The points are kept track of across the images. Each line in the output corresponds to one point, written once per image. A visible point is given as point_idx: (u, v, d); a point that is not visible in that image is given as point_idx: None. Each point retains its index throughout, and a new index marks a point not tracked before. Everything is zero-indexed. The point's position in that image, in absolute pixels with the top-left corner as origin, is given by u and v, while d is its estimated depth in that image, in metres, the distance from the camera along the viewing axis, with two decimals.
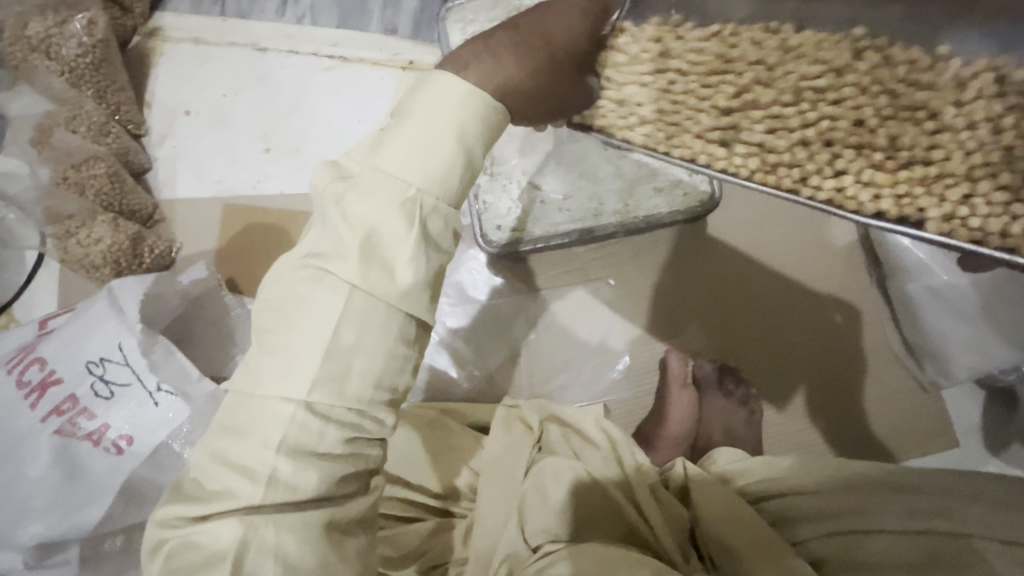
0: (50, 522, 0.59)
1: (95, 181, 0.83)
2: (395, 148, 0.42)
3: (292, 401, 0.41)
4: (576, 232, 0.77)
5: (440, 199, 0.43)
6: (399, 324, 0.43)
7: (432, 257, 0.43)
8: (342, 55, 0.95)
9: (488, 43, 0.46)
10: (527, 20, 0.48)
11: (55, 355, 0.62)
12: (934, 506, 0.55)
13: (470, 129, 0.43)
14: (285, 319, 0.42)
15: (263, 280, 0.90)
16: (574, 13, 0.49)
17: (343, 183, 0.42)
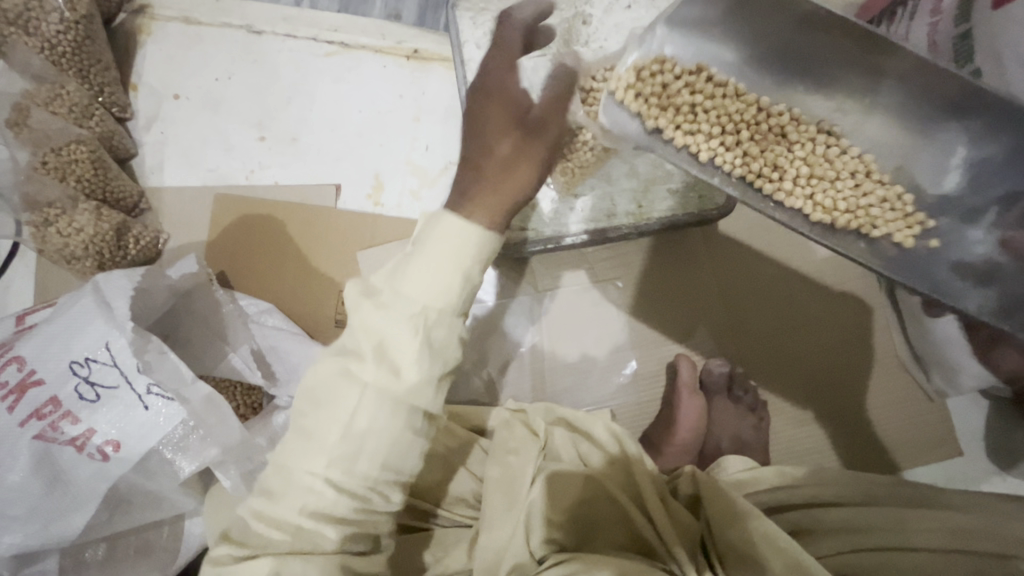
0: (30, 530, 0.56)
1: (77, 166, 0.79)
2: (411, 267, 0.43)
3: (315, 474, 0.43)
4: (586, 233, 0.75)
5: (446, 310, 0.43)
6: (405, 419, 0.43)
7: (439, 361, 0.43)
8: (343, 41, 0.91)
9: (470, 165, 0.45)
10: (481, 120, 0.45)
11: (35, 353, 0.57)
12: (970, 525, 0.53)
13: (469, 249, 0.43)
14: (317, 405, 0.43)
15: (257, 277, 0.86)
16: (511, 82, 0.47)
17: (366, 298, 0.43)
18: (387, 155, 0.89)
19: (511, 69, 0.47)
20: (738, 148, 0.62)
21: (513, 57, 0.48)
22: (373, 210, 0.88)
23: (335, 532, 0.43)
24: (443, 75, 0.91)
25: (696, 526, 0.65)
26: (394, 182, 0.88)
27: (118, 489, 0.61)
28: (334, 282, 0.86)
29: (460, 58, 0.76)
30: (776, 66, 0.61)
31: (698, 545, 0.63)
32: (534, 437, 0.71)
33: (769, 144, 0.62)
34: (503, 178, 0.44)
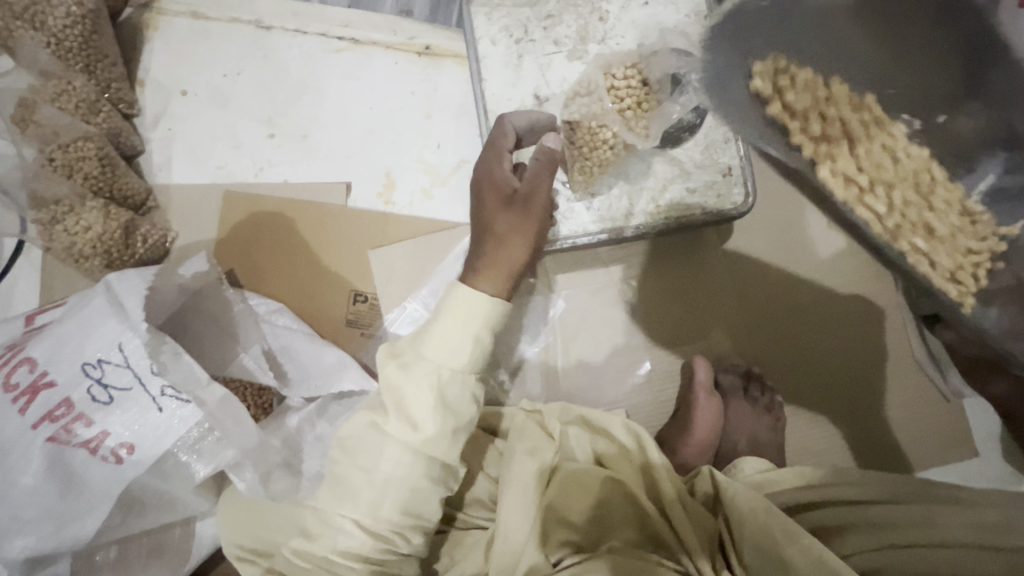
0: (43, 534, 0.56)
1: (84, 164, 0.78)
2: (432, 337, 0.56)
3: (348, 517, 0.55)
4: (603, 233, 0.74)
5: (456, 369, 0.56)
6: (424, 463, 0.56)
7: (450, 416, 0.56)
8: (353, 37, 0.89)
9: (481, 247, 0.61)
10: (480, 213, 0.62)
11: (47, 355, 0.56)
12: (1000, 518, 0.52)
13: (476, 315, 0.57)
14: (352, 454, 0.55)
15: (267, 276, 0.85)
16: (497, 178, 0.62)
17: (394, 362, 0.56)
18: (399, 153, 0.87)
19: (497, 170, 0.63)
20: (839, 137, 0.61)
21: (496, 158, 0.63)
22: (384, 208, 0.87)
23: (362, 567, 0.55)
24: (456, 72, 0.88)
25: (714, 525, 0.64)
26: (406, 180, 0.87)
27: (132, 491, 0.60)
28: (345, 281, 0.85)
29: (475, 55, 0.74)
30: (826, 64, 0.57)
31: (716, 543, 0.63)
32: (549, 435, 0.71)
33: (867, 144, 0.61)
34: (506, 247, 0.59)
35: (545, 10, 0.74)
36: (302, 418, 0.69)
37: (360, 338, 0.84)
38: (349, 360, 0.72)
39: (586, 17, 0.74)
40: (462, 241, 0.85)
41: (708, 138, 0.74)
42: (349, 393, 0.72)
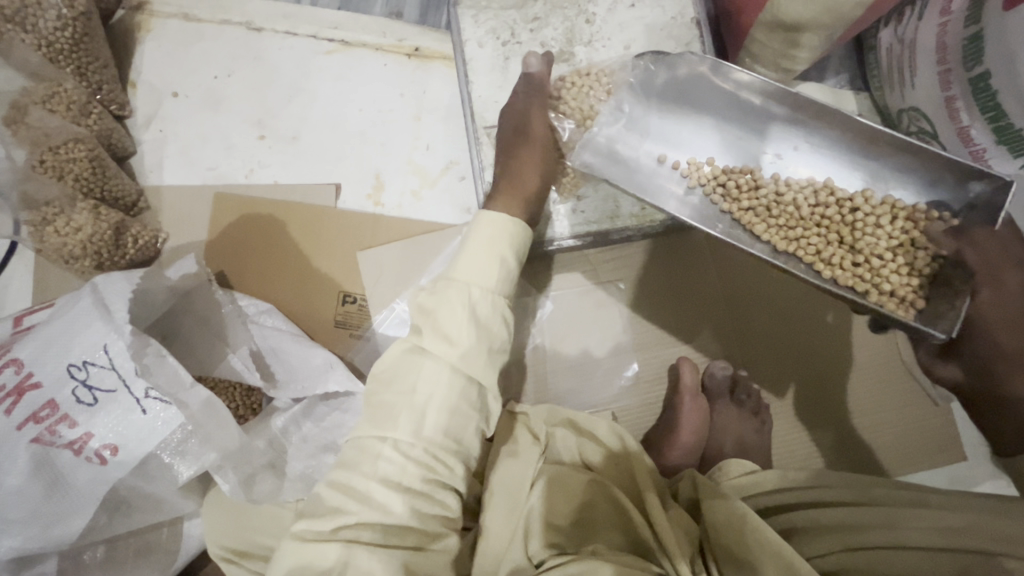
0: (29, 534, 0.56)
1: (75, 165, 0.78)
2: (461, 260, 0.59)
3: (388, 440, 0.53)
4: (582, 238, 0.75)
5: (486, 289, 0.58)
6: (462, 383, 0.55)
7: (484, 339, 0.56)
8: (343, 39, 0.90)
9: (501, 186, 0.66)
10: (505, 155, 0.67)
11: (34, 355, 0.56)
12: (960, 522, 0.52)
13: (503, 241, 0.60)
14: (388, 389, 0.55)
15: (257, 277, 0.85)
16: (526, 120, 0.66)
17: (424, 292, 0.59)
18: (388, 154, 0.88)
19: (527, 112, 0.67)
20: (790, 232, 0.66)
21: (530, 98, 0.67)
22: (373, 210, 0.87)
23: (402, 502, 0.51)
24: (446, 74, 0.88)
25: (694, 530, 0.64)
26: (395, 182, 0.87)
27: (118, 491, 0.60)
28: (335, 283, 0.85)
29: (462, 58, 0.75)
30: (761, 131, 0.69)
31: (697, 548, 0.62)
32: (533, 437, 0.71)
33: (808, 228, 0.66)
34: (525, 189, 0.65)
35: (532, 12, 0.74)
36: (288, 418, 0.69)
37: (348, 339, 0.84)
38: (337, 362, 0.71)
39: (573, 19, 0.74)
40: (449, 243, 0.85)
41: None
42: (338, 394, 0.71)
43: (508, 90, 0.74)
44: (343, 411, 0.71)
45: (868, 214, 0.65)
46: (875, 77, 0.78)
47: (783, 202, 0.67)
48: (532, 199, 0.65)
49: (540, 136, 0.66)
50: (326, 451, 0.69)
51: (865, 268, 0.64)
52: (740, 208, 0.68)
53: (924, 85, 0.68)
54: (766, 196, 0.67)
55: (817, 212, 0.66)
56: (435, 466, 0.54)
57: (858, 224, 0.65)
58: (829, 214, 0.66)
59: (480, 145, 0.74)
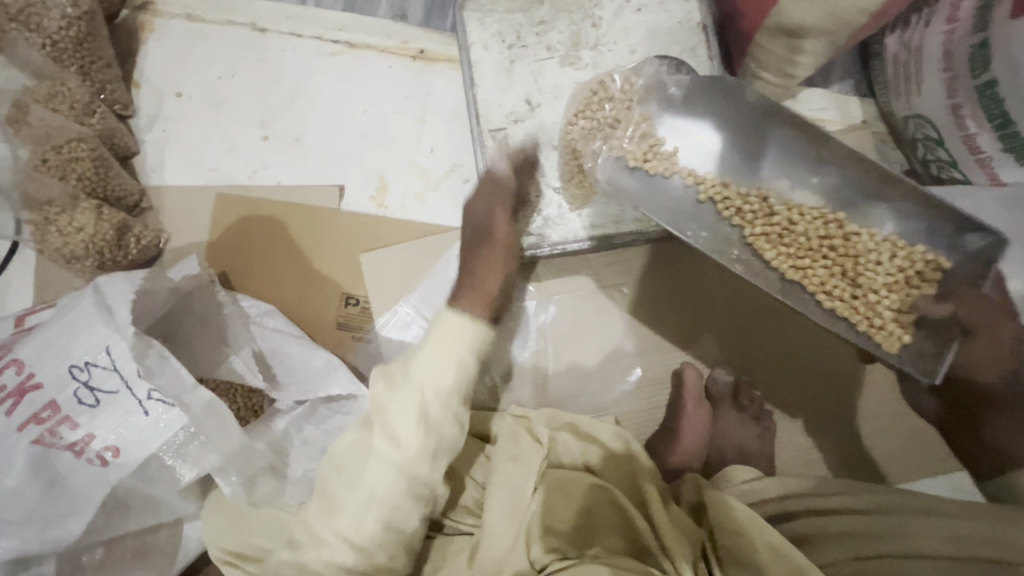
0: (26, 535, 0.55)
1: (78, 165, 0.78)
2: (417, 363, 0.58)
3: (332, 532, 0.56)
4: (590, 240, 0.72)
5: (437, 393, 0.57)
6: (406, 485, 0.56)
7: (434, 438, 0.57)
8: (348, 41, 0.89)
9: (463, 283, 0.62)
10: (466, 250, 0.65)
11: (34, 356, 0.56)
12: (969, 529, 0.52)
13: (461, 340, 0.58)
14: (339, 477, 0.57)
15: (258, 278, 0.85)
16: (483, 212, 0.65)
17: (381, 390, 0.59)
18: (391, 156, 0.87)
19: (484, 204, 0.65)
20: (797, 260, 0.65)
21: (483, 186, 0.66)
22: (376, 212, 0.87)
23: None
24: (450, 77, 0.88)
25: (700, 534, 0.64)
26: (398, 185, 0.87)
27: (118, 492, 0.60)
28: (337, 285, 0.85)
29: (467, 61, 0.75)
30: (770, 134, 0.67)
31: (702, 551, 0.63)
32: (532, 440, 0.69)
33: (815, 260, 0.65)
34: (489, 288, 0.62)
35: (538, 16, 0.74)
36: (290, 420, 0.70)
37: (350, 342, 0.84)
38: (338, 364, 0.71)
39: (579, 23, 0.74)
40: (453, 245, 0.85)
41: None
42: (340, 396, 0.71)
43: (513, 93, 0.74)
44: (344, 414, 0.70)
45: (872, 251, 0.64)
46: (880, 84, 0.78)
47: (793, 230, 0.65)
48: (496, 296, 0.62)
49: (497, 228, 0.65)
50: (326, 454, 0.68)
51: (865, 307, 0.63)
52: (751, 231, 0.65)
53: (930, 91, 0.68)
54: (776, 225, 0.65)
55: (826, 242, 0.65)
56: (376, 555, 0.56)
57: (863, 261, 0.64)
58: (837, 246, 0.65)
59: (484, 148, 0.73)
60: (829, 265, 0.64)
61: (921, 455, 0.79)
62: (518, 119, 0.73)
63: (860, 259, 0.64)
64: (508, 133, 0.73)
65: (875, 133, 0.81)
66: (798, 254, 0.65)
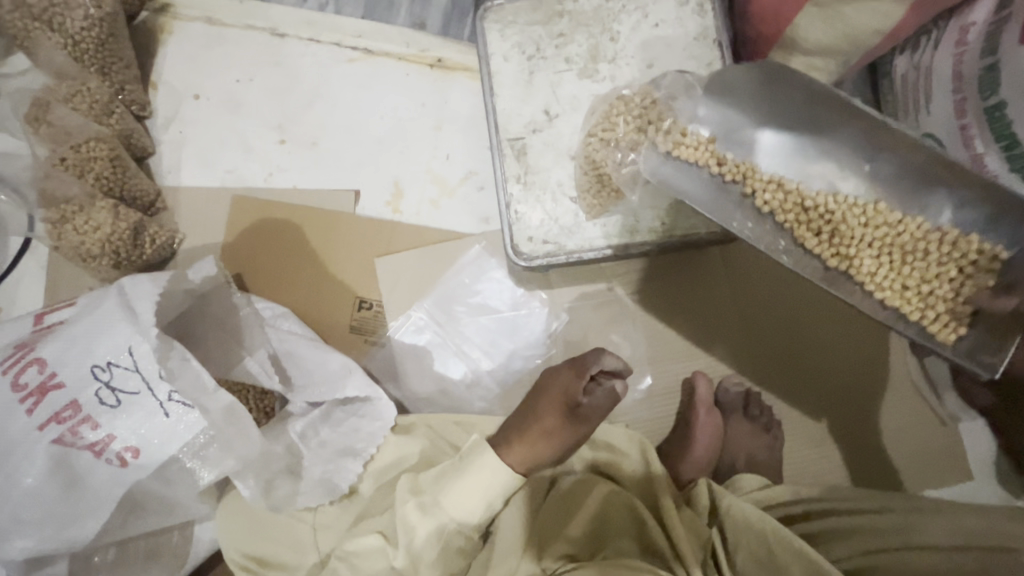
0: (43, 535, 0.56)
1: (96, 164, 0.79)
2: (452, 490, 0.62)
3: None
4: (608, 249, 0.72)
5: (464, 519, 0.62)
6: None
7: (446, 548, 0.63)
8: (366, 47, 0.90)
9: (522, 428, 0.63)
10: (538, 399, 0.64)
11: (56, 355, 0.56)
12: (974, 523, 0.55)
13: (496, 497, 0.62)
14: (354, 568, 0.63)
15: (272, 280, 0.86)
16: (556, 381, 0.63)
17: (413, 495, 0.63)
18: (407, 162, 0.88)
19: (563, 374, 0.63)
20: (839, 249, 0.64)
21: (566, 369, 0.63)
22: (392, 217, 0.87)
23: None
24: (467, 85, 0.89)
25: (707, 534, 0.65)
26: (414, 191, 0.88)
27: (134, 493, 0.60)
28: (351, 288, 0.86)
29: (487, 71, 0.76)
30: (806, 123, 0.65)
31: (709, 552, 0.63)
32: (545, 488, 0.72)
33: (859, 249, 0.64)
34: (544, 445, 0.62)
35: (557, 28, 0.76)
36: (307, 424, 0.69)
37: (363, 346, 0.85)
38: (354, 366, 0.71)
39: (598, 37, 0.75)
40: (467, 251, 0.85)
41: None
42: (354, 399, 0.71)
43: (532, 104, 0.75)
44: (360, 417, 0.71)
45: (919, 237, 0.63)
46: (889, 102, 0.80)
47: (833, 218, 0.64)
48: (543, 463, 0.63)
49: (570, 393, 0.61)
50: (343, 456, 0.69)
51: (908, 299, 0.64)
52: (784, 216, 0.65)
53: (938, 112, 0.70)
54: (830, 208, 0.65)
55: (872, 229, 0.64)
56: None
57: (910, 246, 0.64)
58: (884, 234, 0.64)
59: (502, 157, 0.74)
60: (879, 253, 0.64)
61: (944, 453, 0.79)
62: (536, 129, 0.74)
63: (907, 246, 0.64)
64: (526, 143, 0.74)
65: None
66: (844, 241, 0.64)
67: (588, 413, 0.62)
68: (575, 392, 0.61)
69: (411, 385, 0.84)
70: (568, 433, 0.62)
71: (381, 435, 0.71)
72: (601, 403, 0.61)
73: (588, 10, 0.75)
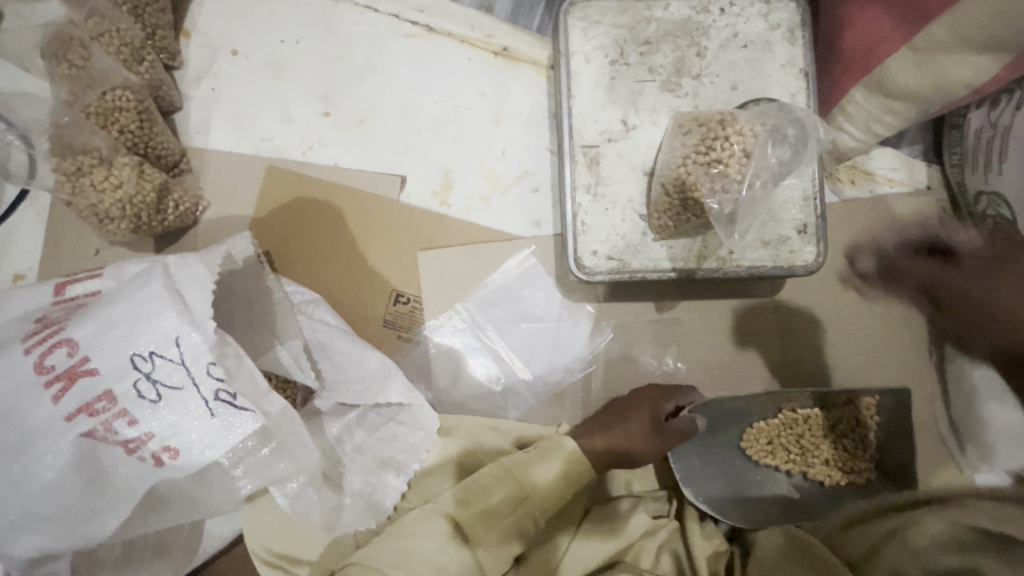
0: (55, 534, 0.50)
1: (121, 116, 0.71)
2: (532, 473, 0.65)
3: None
4: (673, 272, 0.70)
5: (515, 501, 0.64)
6: None
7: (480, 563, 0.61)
8: (428, 24, 0.84)
9: (603, 424, 0.71)
10: (627, 408, 0.72)
11: (90, 339, 0.48)
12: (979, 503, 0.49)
13: (557, 480, 0.65)
14: None
15: (305, 261, 0.80)
16: (648, 399, 0.72)
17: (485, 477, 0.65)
18: (460, 152, 0.83)
19: (656, 394, 0.72)
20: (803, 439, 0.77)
21: (660, 387, 0.73)
22: (438, 209, 0.83)
23: None
24: (532, 80, 0.84)
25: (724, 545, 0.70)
26: (465, 184, 0.83)
27: (157, 492, 0.54)
28: (389, 279, 0.81)
29: (566, 70, 0.72)
30: (768, 309, 0.82)
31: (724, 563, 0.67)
32: (580, 513, 0.73)
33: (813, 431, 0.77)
34: (616, 443, 0.69)
35: (644, 35, 0.72)
36: (342, 427, 0.66)
37: (397, 342, 0.81)
38: (393, 368, 0.67)
39: (684, 50, 0.72)
40: (517, 255, 0.82)
41: (787, 193, 0.69)
42: (390, 403, 0.67)
43: (609, 111, 0.72)
44: (396, 422, 0.67)
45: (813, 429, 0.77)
46: (954, 154, 0.80)
47: (796, 427, 0.77)
48: (605, 458, 0.68)
49: (658, 410, 0.70)
50: (382, 466, 0.65)
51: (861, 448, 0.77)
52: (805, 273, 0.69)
53: (1012, 174, 0.69)
54: (769, 423, 0.77)
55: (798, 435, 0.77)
56: None
57: (829, 431, 0.77)
58: (798, 436, 0.77)
59: (573, 163, 0.71)
60: (806, 445, 0.76)
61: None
62: (612, 139, 0.71)
63: (768, 449, 0.77)
64: (600, 152, 0.71)
65: (937, 200, 0.84)
66: (795, 445, 0.77)
67: (667, 440, 0.68)
68: (664, 409, 0.70)
69: (443, 386, 0.81)
70: (643, 446, 0.69)
71: (424, 446, 0.67)
72: (678, 432, 0.69)
73: (677, 22, 0.72)
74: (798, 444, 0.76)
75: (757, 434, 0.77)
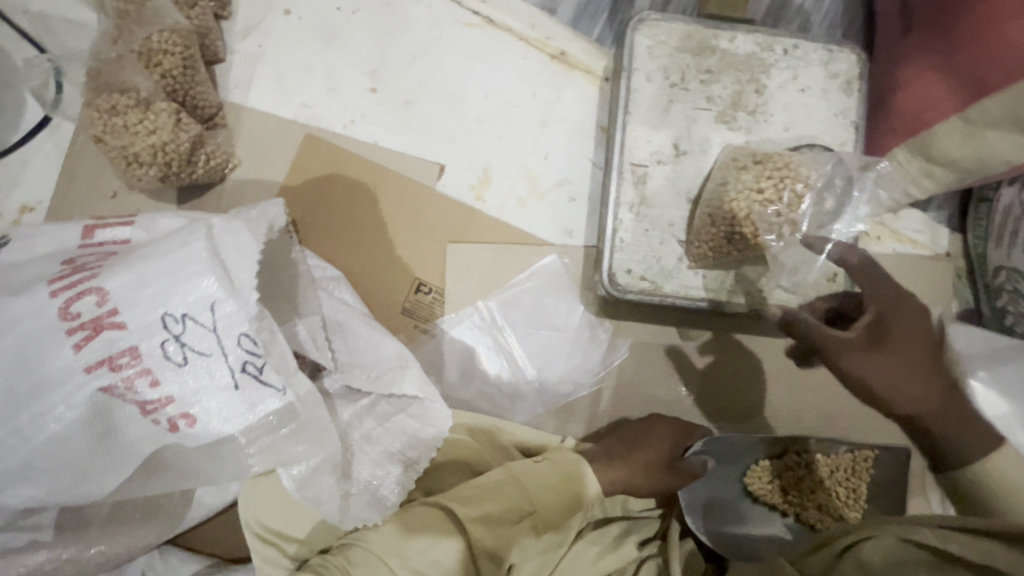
0: (53, 485, 0.48)
1: (166, 59, 0.69)
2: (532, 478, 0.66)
3: None
4: (702, 301, 0.71)
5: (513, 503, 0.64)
6: None
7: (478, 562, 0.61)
8: (488, 15, 0.83)
9: (615, 445, 0.73)
10: (642, 436, 0.73)
11: (120, 291, 0.46)
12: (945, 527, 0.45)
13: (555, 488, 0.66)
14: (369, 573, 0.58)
15: (333, 235, 0.78)
16: (664, 430, 0.74)
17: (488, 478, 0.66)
18: (502, 149, 0.82)
19: (672, 428, 0.74)
20: (799, 480, 0.77)
21: (677, 421, 0.75)
22: (473, 203, 0.81)
23: None
24: (584, 89, 0.83)
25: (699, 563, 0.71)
26: (503, 182, 0.82)
27: (160, 456, 0.52)
28: (417, 264, 0.80)
29: (625, 85, 0.72)
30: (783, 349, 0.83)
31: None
32: None
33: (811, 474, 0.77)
34: (622, 466, 0.71)
35: (706, 63, 0.72)
36: (353, 412, 0.64)
37: (413, 330, 0.80)
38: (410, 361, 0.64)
39: (744, 84, 0.73)
40: (545, 260, 0.81)
41: None
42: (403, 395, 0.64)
43: (662, 133, 0.72)
44: (407, 414, 0.64)
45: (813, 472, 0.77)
46: (979, 225, 0.82)
47: (794, 467, 0.77)
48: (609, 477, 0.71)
49: (670, 443, 0.73)
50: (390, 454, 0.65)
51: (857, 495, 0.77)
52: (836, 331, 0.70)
53: None
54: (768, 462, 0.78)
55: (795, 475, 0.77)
56: None
57: (827, 475, 0.77)
58: (794, 476, 0.77)
59: (620, 179, 0.71)
60: (801, 486, 0.77)
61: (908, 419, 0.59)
62: (661, 161, 0.72)
63: (765, 486, 0.77)
64: (648, 172, 0.71)
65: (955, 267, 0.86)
66: (790, 485, 0.77)
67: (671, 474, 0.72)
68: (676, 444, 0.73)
69: (453, 381, 0.80)
70: (651, 475, 0.71)
71: (435, 442, 0.65)
72: (687, 472, 0.72)
73: (741, 56, 0.73)
74: (793, 484, 0.77)
75: (756, 469, 0.77)
